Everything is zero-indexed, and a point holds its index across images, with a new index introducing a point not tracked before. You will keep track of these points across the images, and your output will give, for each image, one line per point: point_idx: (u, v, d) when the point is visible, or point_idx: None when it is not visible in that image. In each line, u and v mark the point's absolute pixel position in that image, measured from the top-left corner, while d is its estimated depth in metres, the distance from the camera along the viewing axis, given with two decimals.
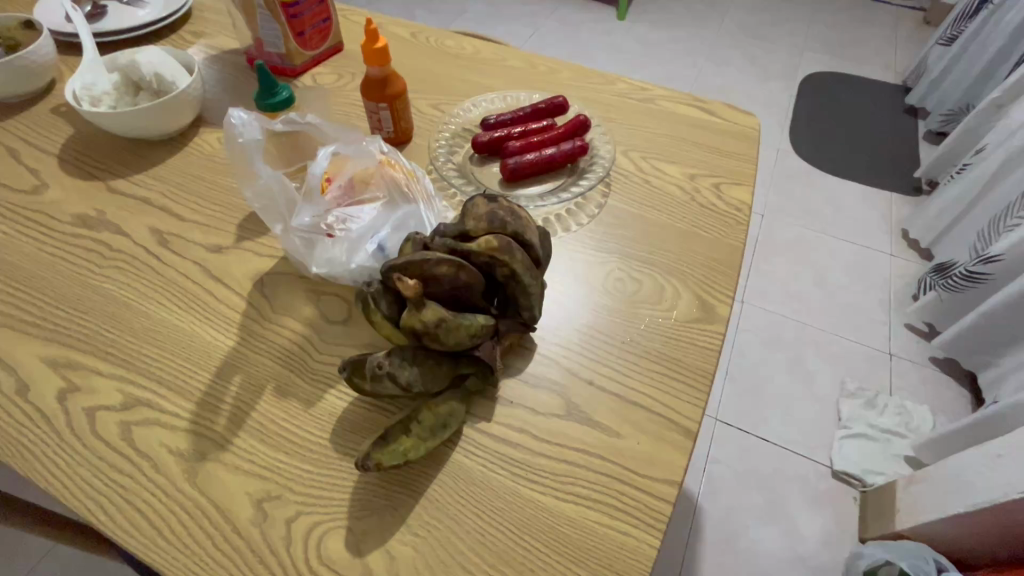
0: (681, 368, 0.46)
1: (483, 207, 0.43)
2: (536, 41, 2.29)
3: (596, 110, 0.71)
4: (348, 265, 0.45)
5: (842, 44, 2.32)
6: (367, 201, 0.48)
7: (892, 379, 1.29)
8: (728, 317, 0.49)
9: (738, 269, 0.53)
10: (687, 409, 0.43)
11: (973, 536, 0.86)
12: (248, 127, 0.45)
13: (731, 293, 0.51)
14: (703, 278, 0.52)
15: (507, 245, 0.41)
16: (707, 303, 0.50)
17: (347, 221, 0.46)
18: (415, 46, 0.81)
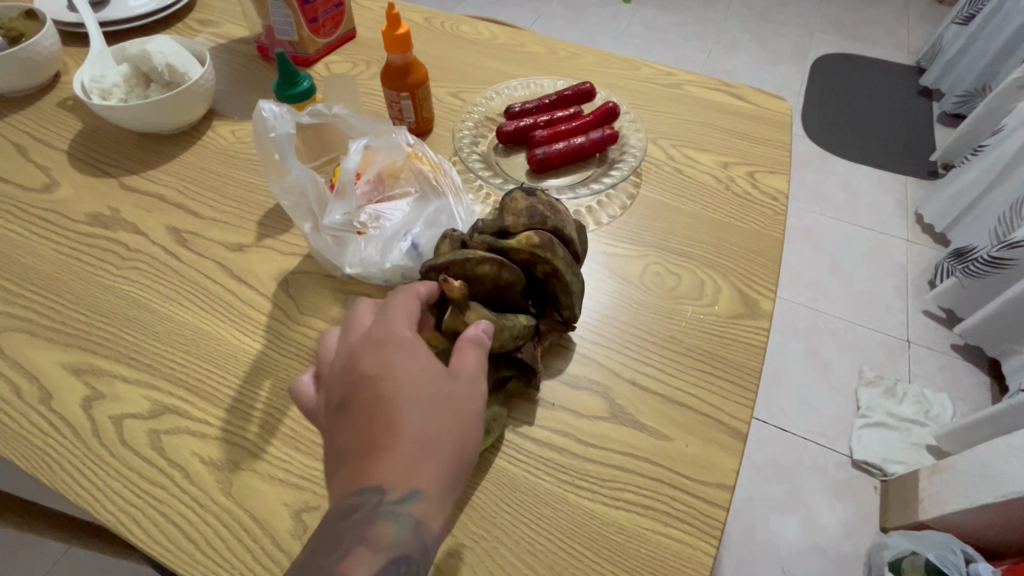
0: (727, 366, 0.44)
1: (522, 202, 0.41)
2: (541, 26, 2.25)
3: (621, 97, 0.68)
4: (381, 265, 0.44)
5: (854, 24, 2.27)
6: (397, 196, 0.47)
7: (911, 367, 1.28)
8: (772, 313, 0.47)
9: (779, 261, 0.51)
10: (735, 409, 0.42)
11: (1002, 525, 0.85)
12: (281, 120, 0.42)
13: (773, 287, 0.49)
14: (744, 271, 0.50)
15: (549, 242, 0.40)
16: (750, 298, 0.48)
17: (380, 218, 0.44)
18: (430, 32, 0.78)
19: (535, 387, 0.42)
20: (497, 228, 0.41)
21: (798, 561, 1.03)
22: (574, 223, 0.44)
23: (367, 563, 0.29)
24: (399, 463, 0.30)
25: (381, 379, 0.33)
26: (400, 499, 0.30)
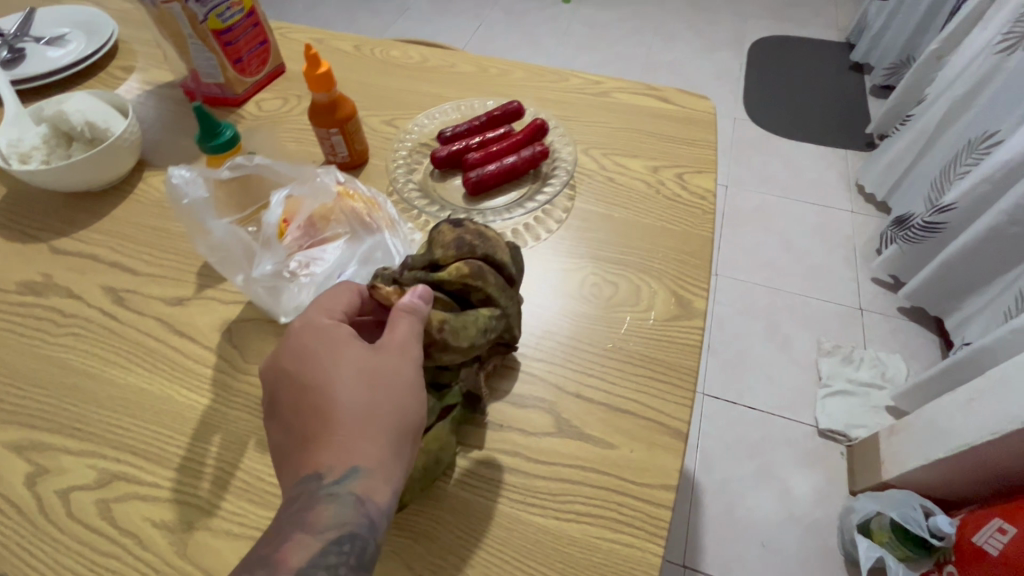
0: (665, 368, 0.46)
1: (449, 234, 0.43)
2: (483, 33, 2.26)
3: (551, 110, 0.70)
4: None
5: (784, 6, 2.35)
6: (329, 239, 0.47)
7: (865, 333, 1.34)
8: (706, 311, 0.49)
9: (710, 259, 0.53)
10: (674, 409, 0.44)
11: (956, 477, 0.90)
12: (192, 187, 0.43)
13: (705, 286, 0.51)
14: (677, 272, 0.52)
15: (478, 269, 0.41)
16: (684, 299, 0.50)
17: (312, 263, 0.45)
18: (360, 60, 0.78)
19: (483, 411, 0.43)
20: (428, 262, 0.42)
21: (776, 533, 1.07)
22: (505, 247, 0.45)
23: (306, 548, 0.32)
24: (340, 444, 0.34)
25: (316, 367, 0.36)
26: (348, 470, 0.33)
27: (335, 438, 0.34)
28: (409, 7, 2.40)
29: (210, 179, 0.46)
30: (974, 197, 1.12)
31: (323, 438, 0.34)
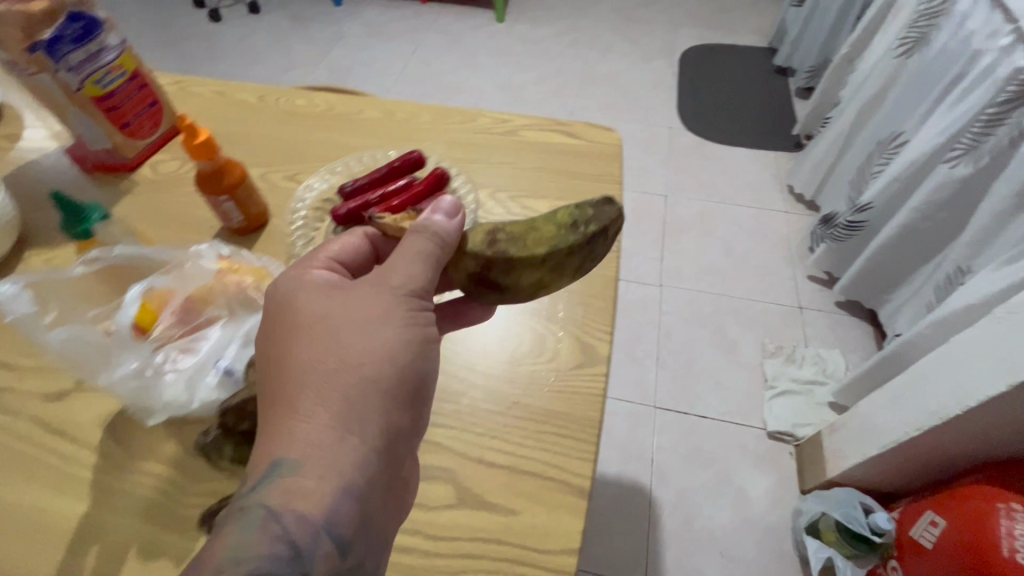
0: (567, 422, 0.46)
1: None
2: (420, 56, 2.26)
3: (459, 153, 0.70)
4: (192, 400, 0.46)
5: (711, 15, 2.43)
6: (198, 327, 0.49)
7: (805, 331, 1.38)
8: (609, 357, 0.49)
9: (613, 301, 0.54)
10: (575, 465, 0.43)
11: (889, 472, 0.93)
12: (18, 302, 0.44)
13: (608, 330, 0.51)
14: (580, 317, 0.52)
15: None
16: (587, 346, 0.50)
17: (182, 355, 0.47)
18: (264, 111, 0.76)
19: None
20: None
21: (734, 541, 1.07)
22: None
23: None
24: (305, 402, 0.39)
25: (312, 316, 0.43)
26: (291, 457, 0.37)
27: (303, 401, 0.39)
28: (344, 34, 2.38)
29: (53, 283, 0.48)
30: (888, 195, 1.17)
31: (292, 404, 0.39)
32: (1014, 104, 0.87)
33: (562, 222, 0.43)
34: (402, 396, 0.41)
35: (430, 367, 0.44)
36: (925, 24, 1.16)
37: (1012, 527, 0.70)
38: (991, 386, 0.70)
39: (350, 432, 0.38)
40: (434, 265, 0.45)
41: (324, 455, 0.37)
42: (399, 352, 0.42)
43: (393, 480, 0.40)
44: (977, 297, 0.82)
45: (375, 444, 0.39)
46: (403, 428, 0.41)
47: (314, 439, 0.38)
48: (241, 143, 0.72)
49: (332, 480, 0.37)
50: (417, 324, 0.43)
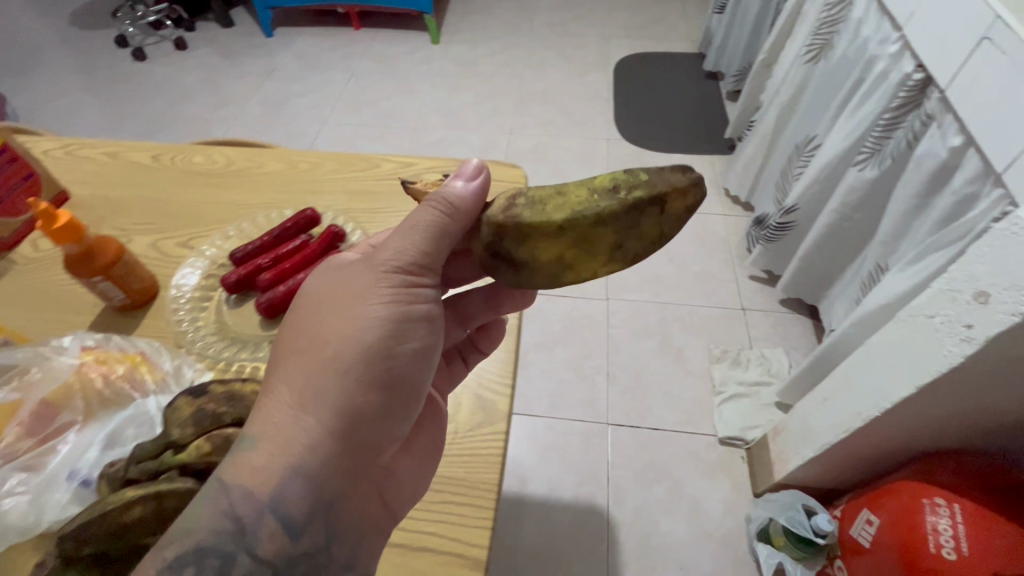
0: (466, 489, 0.51)
1: (186, 409, 0.43)
2: (355, 84, 2.23)
3: (361, 202, 0.68)
4: (43, 517, 0.42)
5: (642, 25, 2.49)
6: (53, 435, 0.45)
7: (749, 333, 1.40)
8: (508, 422, 0.56)
9: (513, 368, 0.61)
10: (473, 535, 0.49)
11: (829, 471, 0.94)
12: None
13: (510, 396, 0.58)
14: (485, 385, 0.59)
15: (222, 441, 0.42)
16: (489, 411, 0.57)
17: (32, 469, 0.43)
18: (156, 172, 0.73)
19: None
20: (163, 445, 0.42)
21: (691, 554, 1.08)
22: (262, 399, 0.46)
23: None
24: (281, 378, 0.44)
25: (314, 293, 0.49)
26: (251, 433, 0.42)
27: (279, 376, 0.44)
28: (276, 67, 2.33)
29: None
30: (809, 197, 1.20)
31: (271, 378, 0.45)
32: (907, 108, 0.91)
33: (599, 188, 0.41)
34: (365, 378, 0.45)
35: (405, 347, 0.47)
36: (827, 31, 1.21)
37: (937, 523, 0.72)
38: (903, 388, 0.69)
39: (308, 411, 0.43)
40: (435, 235, 0.47)
41: (281, 431, 0.42)
42: (369, 334, 0.46)
43: (350, 459, 0.44)
44: (889, 297, 0.86)
45: (328, 424, 0.43)
46: (363, 409, 0.45)
47: (274, 416, 0.43)
48: (130, 210, 0.69)
49: (280, 458, 0.41)
50: (396, 301, 0.47)
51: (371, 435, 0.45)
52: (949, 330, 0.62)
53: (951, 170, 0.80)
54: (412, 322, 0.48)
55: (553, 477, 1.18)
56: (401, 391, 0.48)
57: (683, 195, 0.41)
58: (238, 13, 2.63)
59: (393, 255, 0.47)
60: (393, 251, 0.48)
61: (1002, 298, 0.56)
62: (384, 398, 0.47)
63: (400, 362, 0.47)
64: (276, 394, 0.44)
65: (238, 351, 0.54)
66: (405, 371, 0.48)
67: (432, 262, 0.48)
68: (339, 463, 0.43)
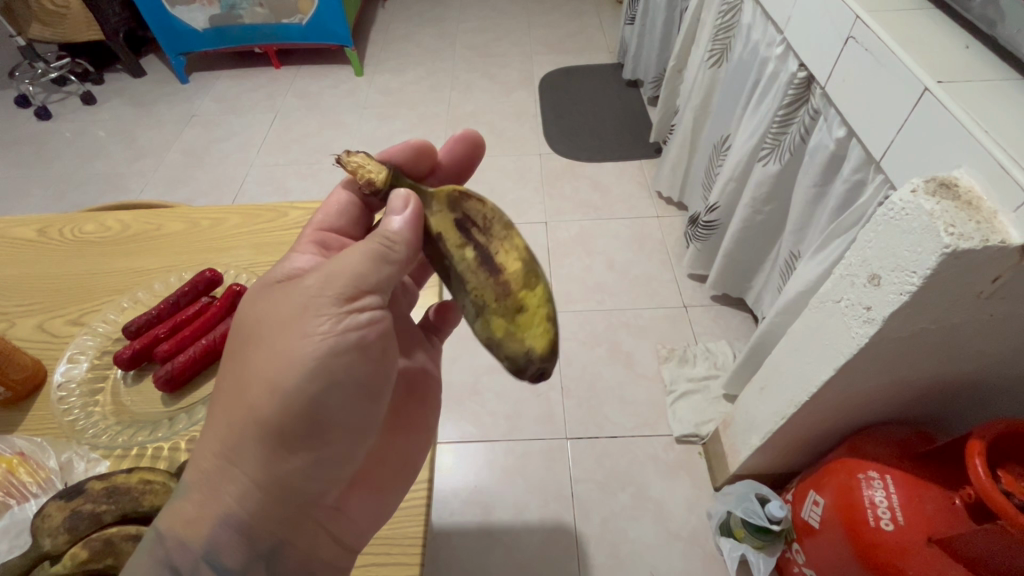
0: (393, 541, 0.50)
1: (58, 516, 0.41)
2: (280, 124, 2.18)
3: (267, 256, 0.65)
4: None
5: (561, 40, 2.55)
6: None
7: (693, 330, 1.43)
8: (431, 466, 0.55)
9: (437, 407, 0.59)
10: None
11: (777, 459, 0.97)
12: None
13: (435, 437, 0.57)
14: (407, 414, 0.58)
15: (104, 545, 0.40)
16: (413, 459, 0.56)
17: None
18: (41, 247, 0.68)
19: None
20: (36, 557, 0.40)
21: (661, 558, 1.07)
22: (151, 488, 0.43)
23: None
24: (210, 425, 0.45)
25: (242, 323, 0.49)
26: (180, 482, 0.43)
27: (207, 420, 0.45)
28: (194, 114, 2.26)
29: None
30: (727, 195, 1.25)
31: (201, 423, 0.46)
32: (797, 104, 0.96)
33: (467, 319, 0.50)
34: (293, 422, 0.45)
35: (339, 381, 0.47)
36: (724, 37, 1.28)
37: (873, 496, 0.75)
38: (823, 371, 0.72)
39: (235, 462, 0.44)
40: (374, 260, 0.49)
41: (207, 484, 0.43)
42: (295, 378, 0.45)
43: (283, 506, 0.45)
44: (805, 283, 0.90)
45: (257, 474, 0.44)
46: (289, 456, 0.45)
47: (203, 465, 0.43)
48: (14, 293, 0.64)
49: (210, 509, 0.42)
50: (322, 336, 0.46)
51: (303, 480, 0.46)
52: (854, 313, 0.65)
53: (841, 158, 0.86)
54: (343, 360, 0.47)
55: (518, 500, 1.16)
56: (333, 430, 0.48)
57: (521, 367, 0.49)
58: (150, 62, 2.54)
59: (320, 285, 0.48)
60: (321, 278, 0.48)
61: (891, 279, 0.59)
62: (315, 442, 0.47)
63: (330, 402, 0.47)
64: (206, 439, 0.45)
65: (135, 434, 0.50)
66: (337, 410, 0.48)
67: (369, 286, 0.49)
68: (270, 511, 0.44)
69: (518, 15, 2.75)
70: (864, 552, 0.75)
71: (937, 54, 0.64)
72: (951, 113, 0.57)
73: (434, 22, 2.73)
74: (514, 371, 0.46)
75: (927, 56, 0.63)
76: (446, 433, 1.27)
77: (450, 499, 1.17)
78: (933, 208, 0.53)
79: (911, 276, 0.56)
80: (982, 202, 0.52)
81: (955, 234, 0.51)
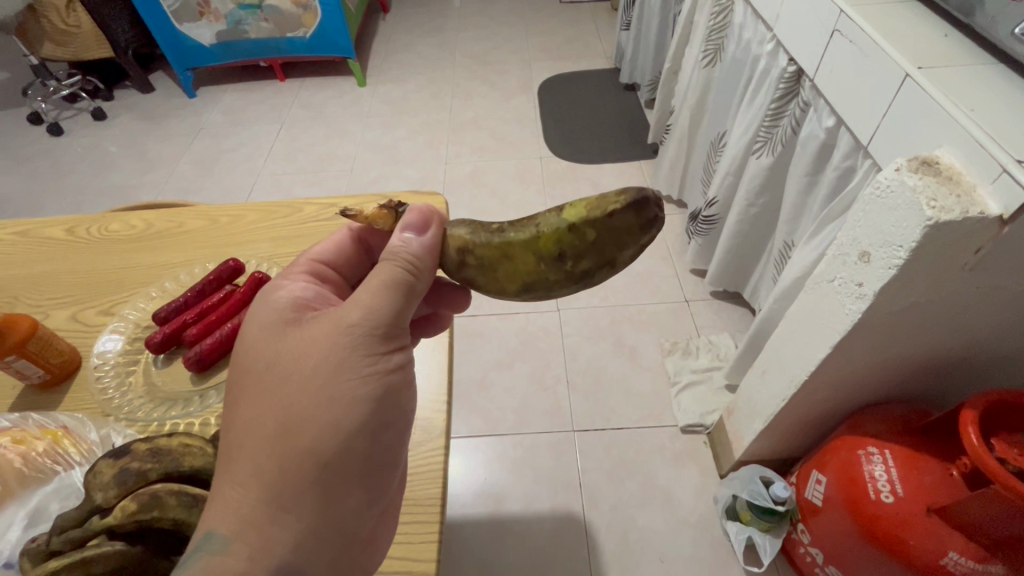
0: (418, 504, 0.51)
1: (108, 472, 0.42)
2: (286, 134, 2.24)
3: (285, 249, 0.69)
4: None
5: (559, 46, 2.61)
6: None
7: (696, 323, 1.45)
8: (448, 427, 0.56)
9: (449, 380, 0.60)
10: (422, 550, 0.49)
11: (781, 442, 0.99)
12: None
13: (447, 403, 0.58)
14: (429, 392, 0.59)
15: (152, 499, 0.41)
16: (426, 423, 0.56)
17: None
18: (72, 245, 0.71)
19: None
20: (88, 510, 0.41)
21: (670, 544, 1.09)
22: (191, 450, 0.45)
23: None
24: (245, 471, 0.43)
25: (274, 360, 0.47)
26: (222, 532, 0.40)
27: (245, 464, 0.43)
28: (202, 126, 2.31)
29: None
30: (727, 189, 1.28)
31: (240, 466, 0.43)
32: (788, 97, 1.00)
33: (545, 254, 0.45)
34: (345, 461, 0.44)
35: (384, 421, 0.47)
36: (717, 38, 1.32)
37: (873, 470, 0.77)
38: (820, 349, 0.75)
39: (286, 508, 0.42)
40: (404, 291, 0.49)
41: (251, 534, 0.40)
42: (346, 417, 0.45)
43: (332, 551, 0.43)
44: (800, 269, 0.94)
45: (308, 519, 0.42)
46: (341, 499, 0.44)
47: (250, 513, 0.41)
48: (49, 287, 0.67)
49: (260, 558, 0.40)
50: (368, 375, 0.46)
51: (350, 524, 0.45)
52: (847, 290, 0.68)
53: (831, 148, 0.89)
54: (390, 398, 0.48)
55: (528, 492, 1.18)
56: (378, 469, 0.47)
57: (636, 245, 0.44)
58: (157, 77, 2.60)
59: (363, 321, 0.47)
60: (362, 312, 0.47)
61: (879, 255, 0.61)
62: (362, 481, 0.46)
63: (378, 438, 0.47)
64: (248, 485, 0.42)
65: (168, 410, 0.53)
66: (383, 446, 0.47)
67: (403, 321, 0.50)
68: (320, 558, 0.42)
69: (515, 23, 2.81)
70: (866, 525, 0.77)
71: (914, 41, 0.67)
72: (932, 96, 0.60)
73: (433, 33, 2.79)
74: (635, 213, 0.43)
75: (906, 44, 0.67)
76: (456, 429, 1.29)
77: (461, 492, 1.20)
78: (915, 183, 0.56)
79: (897, 251, 0.59)
80: (962, 177, 0.55)
81: (936, 208, 0.54)
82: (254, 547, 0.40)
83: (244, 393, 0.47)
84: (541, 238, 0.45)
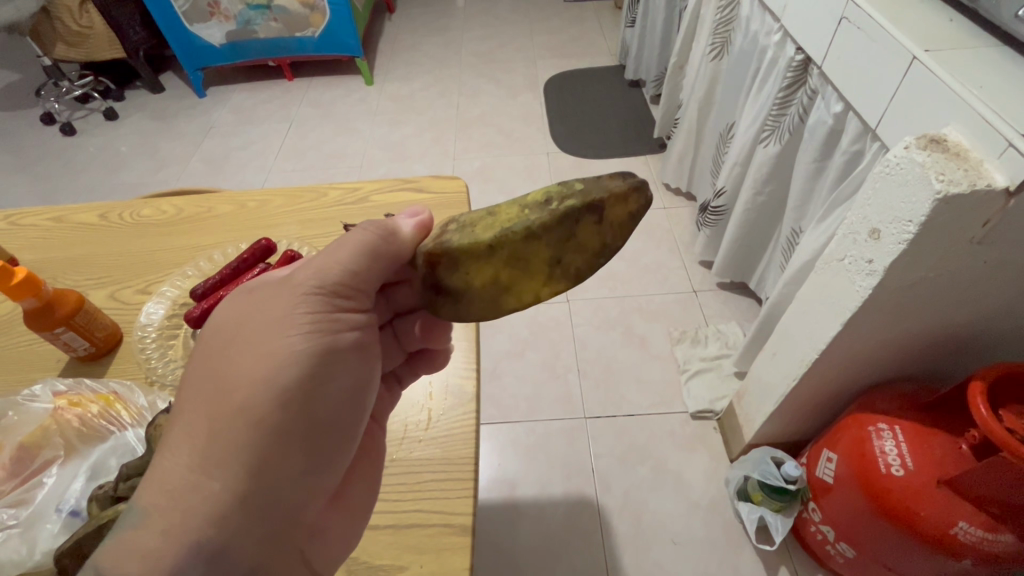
0: (453, 463, 0.53)
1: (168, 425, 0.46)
2: (296, 132, 2.27)
3: (313, 231, 0.71)
4: (34, 550, 0.42)
5: (564, 44, 2.63)
6: (38, 470, 0.46)
7: (704, 312, 1.47)
8: (478, 393, 0.58)
9: (477, 352, 0.62)
10: (459, 507, 0.50)
11: (791, 424, 1.01)
12: None
13: (477, 371, 0.61)
14: (460, 362, 0.62)
15: None
16: (458, 389, 0.59)
17: (21, 506, 0.44)
18: (107, 229, 0.74)
19: None
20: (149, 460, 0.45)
21: (682, 527, 1.11)
22: None
23: None
24: (176, 437, 0.42)
25: (219, 325, 0.47)
26: (144, 505, 0.39)
27: (177, 431, 0.42)
28: (212, 125, 2.35)
29: None
30: (734, 179, 1.31)
31: (172, 433, 0.42)
32: (795, 86, 1.02)
33: (530, 204, 0.45)
34: (281, 426, 0.43)
35: (329, 384, 0.46)
36: (723, 31, 1.34)
37: (883, 446, 0.79)
38: (831, 328, 0.77)
39: (213, 474, 0.41)
40: (359, 253, 0.49)
41: (173, 504, 0.39)
42: (284, 376, 0.44)
43: (260, 522, 0.42)
44: (809, 253, 0.96)
45: (235, 486, 0.41)
46: (276, 464, 0.43)
47: (173, 482, 0.40)
48: (86, 268, 0.69)
49: (179, 528, 0.39)
50: (311, 333, 0.46)
51: (284, 492, 0.43)
52: (857, 268, 0.70)
53: (840, 133, 0.91)
54: (335, 359, 0.47)
55: (541, 477, 1.20)
56: (318, 434, 0.46)
57: (624, 200, 0.44)
58: (168, 78, 2.64)
59: (312, 280, 0.48)
60: (311, 271, 0.48)
61: (889, 231, 0.63)
62: (301, 447, 0.44)
63: (318, 400, 0.45)
64: (179, 451, 0.41)
65: None
66: (325, 410, 0.46)
67: (358, 281, 0.49)
68: (247, 527, 0.41)
69: (520, 22, 2.84)
70: (877, 499, 0.79)
71: (924, 26, 0.69)
72: (939, 76, 0.62)
73: (439, 32, 2.82)
74: (623, 177, 0.45)
75: (914, 27, 0.69)
76: None
77: None
78: (924, 159, 0.58)
79: (907, 226, 0.61)
80: (970, 153, 0.57)
81: (945, 181, 0.56)
82: (173, 519, 0.39)
83: (191, 363, 0.47)
84: (530, 193, 0.46)
